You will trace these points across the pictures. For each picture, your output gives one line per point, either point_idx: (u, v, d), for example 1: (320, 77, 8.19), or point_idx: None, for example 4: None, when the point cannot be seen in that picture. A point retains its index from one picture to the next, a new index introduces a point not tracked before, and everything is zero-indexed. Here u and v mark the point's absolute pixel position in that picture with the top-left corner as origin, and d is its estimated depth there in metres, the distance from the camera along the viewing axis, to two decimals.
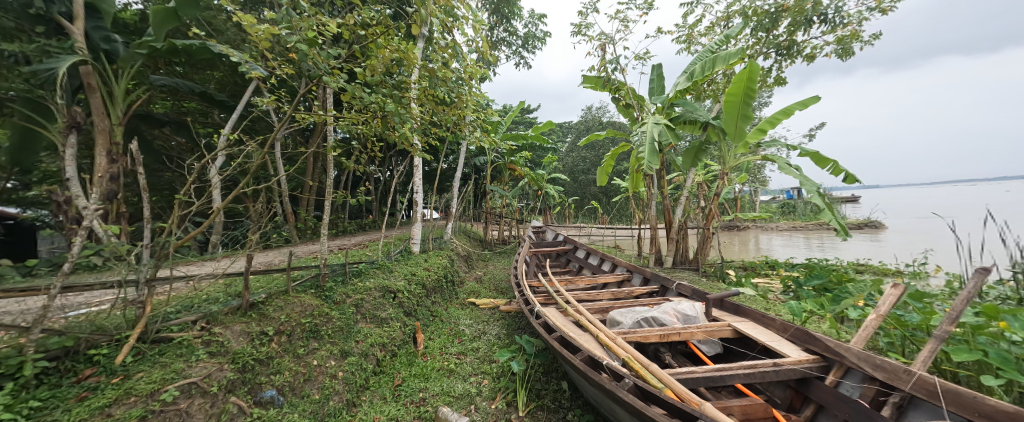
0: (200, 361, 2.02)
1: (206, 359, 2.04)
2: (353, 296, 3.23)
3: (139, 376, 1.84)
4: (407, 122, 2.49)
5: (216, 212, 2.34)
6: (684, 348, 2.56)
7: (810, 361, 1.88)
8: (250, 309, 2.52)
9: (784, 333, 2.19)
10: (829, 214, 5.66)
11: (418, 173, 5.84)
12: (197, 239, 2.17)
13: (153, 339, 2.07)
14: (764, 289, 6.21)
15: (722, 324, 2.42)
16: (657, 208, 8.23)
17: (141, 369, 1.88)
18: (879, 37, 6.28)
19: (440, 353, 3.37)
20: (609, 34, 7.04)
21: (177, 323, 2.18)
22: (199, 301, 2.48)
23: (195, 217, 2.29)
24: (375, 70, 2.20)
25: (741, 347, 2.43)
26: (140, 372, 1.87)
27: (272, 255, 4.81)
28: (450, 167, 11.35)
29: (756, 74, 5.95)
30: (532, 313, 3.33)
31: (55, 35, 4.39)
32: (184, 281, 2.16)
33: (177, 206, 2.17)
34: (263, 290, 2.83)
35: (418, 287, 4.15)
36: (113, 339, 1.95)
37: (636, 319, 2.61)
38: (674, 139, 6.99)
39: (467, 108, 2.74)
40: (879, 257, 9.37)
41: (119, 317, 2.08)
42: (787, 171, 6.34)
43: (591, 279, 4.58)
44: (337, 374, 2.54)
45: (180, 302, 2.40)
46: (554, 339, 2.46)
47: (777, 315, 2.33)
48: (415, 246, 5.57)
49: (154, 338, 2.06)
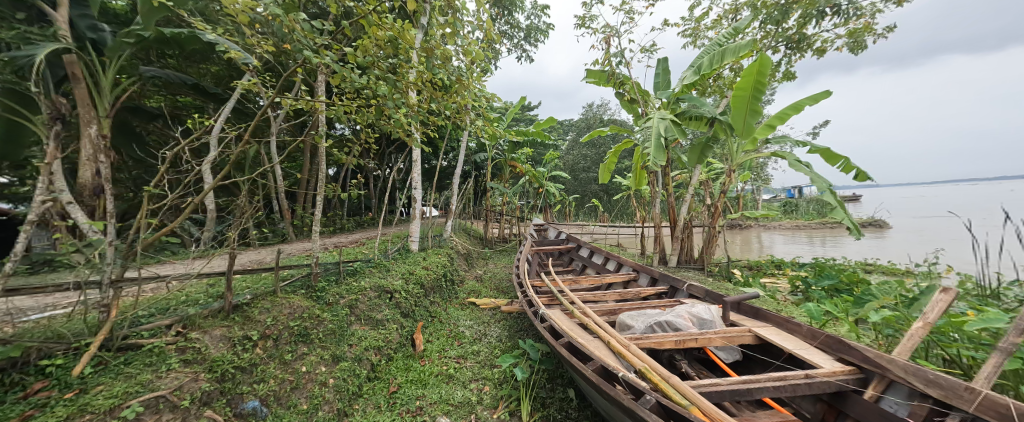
0: (171, 371, 1.85)
1: (178, 369, 1.87)
2: (346, 297, 3.08)
3: (97, 390, 1.66)
4: (401, 110, 2.28)
5: (193, 206, 2.15)
6: (699, 354, 2.39)
7: (845, 372, 1.71)
8: (234, 312, 2.33)
9: (812, 340, 2.01)
10: (842, 213, 5.49)
11: (417, 168, 5.65)
12: (172, 233, 1.96)
13: (119, 347, 1.89)
14: (772, 290, 6.05)
15: (741, 329, 2.25)
16: (662, 206, 8.04)
17: (100, 382, 1.70)
18: (894, 29, 6.09)
19: (439, 357, 3.21)
20: (614, 26, 6.86)
21: (148, 329, 1.99)
22: (176, 303, 2.29)
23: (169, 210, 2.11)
24: (368, 50, 2.01)
25: (762, 354, 2.26)
26: (99, 385, 1.69)
27: (265, 253, 4.65)
28: (450, 164, 11.18)
29: (767, 68, 5.74)
30: (535, 316, 3.15)
31: (37, 22, 4.22)
32: (155, 282, 1.97)
33: (146, 198, 1.97)
34: (249, 290, 2.63)
35: (416, 287, 3.98)
36: (71, 348, 1.77)
37: (649, 323, 2.43)
38: (681, 135, 6.80)
39: (469, 95, 2.53)
40: (888, 257, 9.18)
41: (82, 323, 1.90)
42: (796, 168, 6.16)
43: (596, 279, 4.36)
44: (327, 382, 2.36)
45: (155, 304, 2.21)
46: (561, 346, 2.27)
47: (803, 319, 2.15)
48: (414, 244, 5.40)
49: (121, 346, 1.88)
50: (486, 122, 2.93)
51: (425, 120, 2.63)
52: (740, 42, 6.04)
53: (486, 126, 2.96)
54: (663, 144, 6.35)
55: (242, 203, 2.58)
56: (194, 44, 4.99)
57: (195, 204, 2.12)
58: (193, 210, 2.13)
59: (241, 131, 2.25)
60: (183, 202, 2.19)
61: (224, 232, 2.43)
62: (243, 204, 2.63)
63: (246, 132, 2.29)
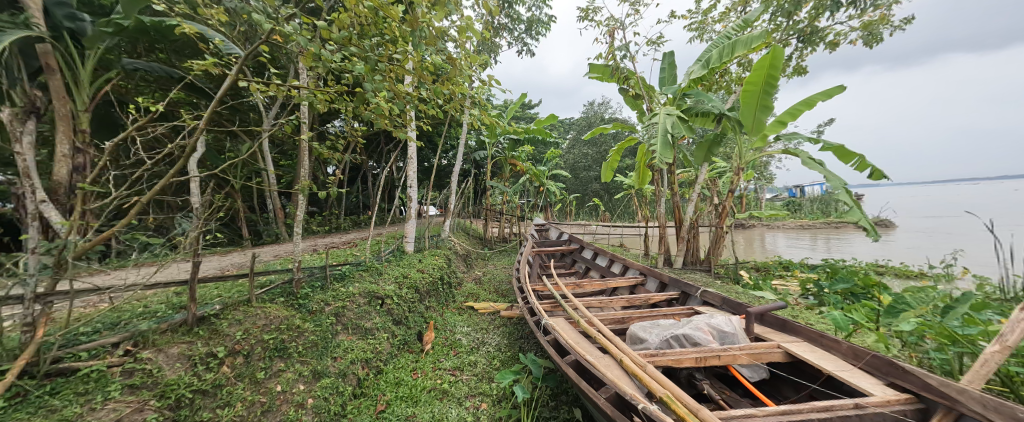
0: (110, 401, 1.60)
1: (118, 398, 1.62)
2: (332, 304, 2.86)
3: None
4: (385, 98, 1.99)
5: (143, 206, 1.87)
6: (720, 371, 2.15)
7: (901, 402, 1.48)
8: (199, 325, 2.09)
9: (855, 360, 1.77)
10: (859, 213, 5.23)
11: (412, 166, 5.41)
12: (109, 239, 1.77)
13: (49, 372, 1.62)
14: (782, 293, 5.83)
15: (769, 345, 2.01)
16: (667, 205, 7.77)
17: (18, 417, 1.44)
18: (911, 21, 5.83)
19: (433, 369, 2.97)
20: (619, 18, 6.60)
21: (89, 348, 1.73)
22: (129, 317, 2.03)
23: (110, 212, 2.01)
24: (344, 24, 1.68)
25: (791, 373, 2.02)
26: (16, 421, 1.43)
27: (251, 256, 4.41)
28: (449, 163, 10.93)
29: (780, 60, 5.46)
30: (536, 326, 2.88)
31: (7, 9, 3.96)
32: (96, 295, 1.71)
33: (83, 196, 1.94)
34: (221, 298, 2.38)
35: (410, 292, 3.72)
36: None
37: (664, 337, 2.20)
38: (688, 131, 6.53)
39: (465, 82, 2.24)
40: (900, 257, 8.93)
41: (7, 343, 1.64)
42: (809, 167, 5.90)
43: (602, 283, 4.10)
44: (305, 402, 2.14)
45: (103, 319, 1.96)
46: (567, 365, 2.02)
47: (841, 335, 1.90)
48: (408, 245, 5.15)
49: (50, 371, 1.62)
50: (482, 114, 2.67)
51: (414, 111, 2.34)
52: (752, 34, 5.74)
53: (482, 117, 2.68)
54: (670, 140, 6.08)
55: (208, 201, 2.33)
56: (175, 34, 4.71)
57: (144, 203, 1.86)
58: (142, 211, 1.86)
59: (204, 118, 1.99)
60: (133, 199, 1.93)
61: (188, 234, 2.17)
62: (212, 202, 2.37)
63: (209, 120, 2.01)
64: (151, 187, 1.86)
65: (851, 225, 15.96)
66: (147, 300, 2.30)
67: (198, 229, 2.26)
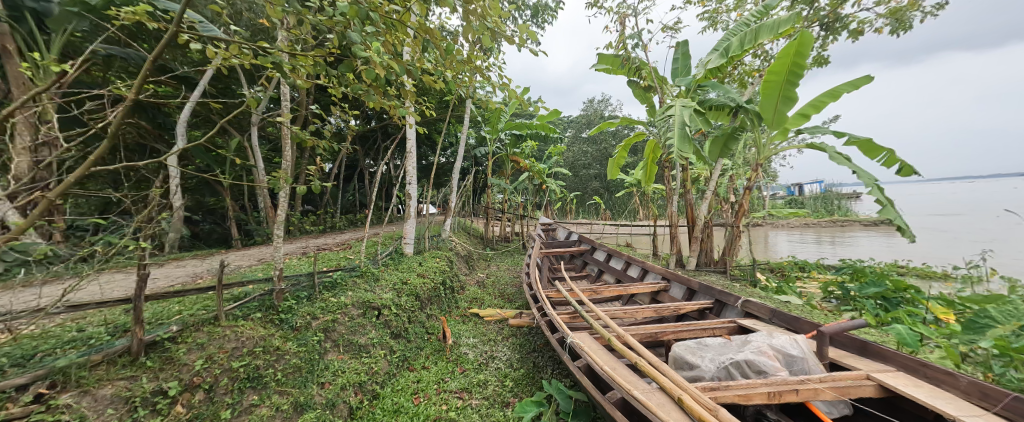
0: None
1: None
2: (320, 318, 2.49)
3: None
4: (382, 60, 1.53)
5: (47, 207, 1.45)
6: (787, 406, 1.78)
7: None
8: (145, 353, 1.72)
9: (984, 403, 1.41)
10: (892, 211, 4.88)
11: (410, 162, 5.01)
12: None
13: None
14: (805, 296, 5.49)
15: (858, 376, 1.63)
16: (679, 203, 7.37)
17: None
18: (943, 7, 5.47)
19: (437, 392, 2.58)
20: (631, 5, 6.21)
21: None
22: (54, 346, 1.67)
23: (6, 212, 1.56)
24: None
25: (885, 410, 1.65)
26: None
27: (237, 260, 4.03)
28: (448, 160, 10.53)
29: (807, 47, 5.07)
30: (559, 344, 2.51)
31: None
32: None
33: None
34: (181, 317, 2.00)
35: (411, 300, 3.33)
36: None
37: (721, 364, 1.82)
38: (705, 124, 6.15)
39: (480, 50, 1.78)
40: (917, 257, 8.61)
41: None
42: (834, 162, 5.52)
43: (621, 289, 3.70)
44: None
45: (17, 349, 1.59)
46: (612, 405, 1.68)
47: (954, 366, 1.54)
48: (408, 247, 4.74)
49: None
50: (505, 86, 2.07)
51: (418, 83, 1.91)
52: (778, 18, 5.33)
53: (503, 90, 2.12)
54: (688, 133, 5.69)
55: (156, 195, 1.89)
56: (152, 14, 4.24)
57: (51, 199, 1.45)
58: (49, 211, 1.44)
59: (134, 87, 1.54)
60: (38, 196, 1.50)
61: (127, 238, 1.76)
62: (163, 196, 1.94)
63: (140, 89, 1.57)
64: (59, 182, 1.45)
65: (855, 224, 15.70)
66: (84, 322, 1.93)
67: (146, 233, 1.84)
